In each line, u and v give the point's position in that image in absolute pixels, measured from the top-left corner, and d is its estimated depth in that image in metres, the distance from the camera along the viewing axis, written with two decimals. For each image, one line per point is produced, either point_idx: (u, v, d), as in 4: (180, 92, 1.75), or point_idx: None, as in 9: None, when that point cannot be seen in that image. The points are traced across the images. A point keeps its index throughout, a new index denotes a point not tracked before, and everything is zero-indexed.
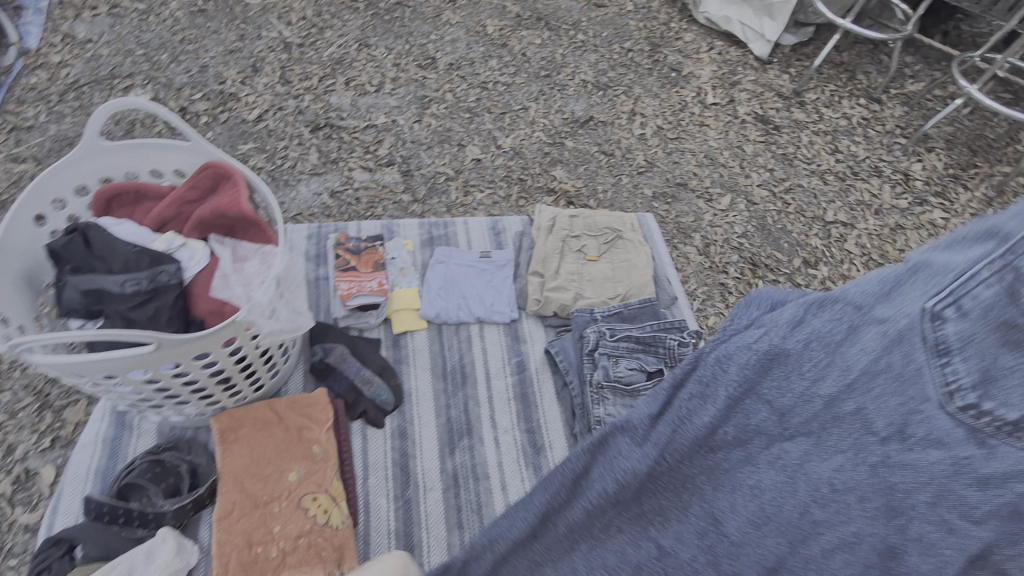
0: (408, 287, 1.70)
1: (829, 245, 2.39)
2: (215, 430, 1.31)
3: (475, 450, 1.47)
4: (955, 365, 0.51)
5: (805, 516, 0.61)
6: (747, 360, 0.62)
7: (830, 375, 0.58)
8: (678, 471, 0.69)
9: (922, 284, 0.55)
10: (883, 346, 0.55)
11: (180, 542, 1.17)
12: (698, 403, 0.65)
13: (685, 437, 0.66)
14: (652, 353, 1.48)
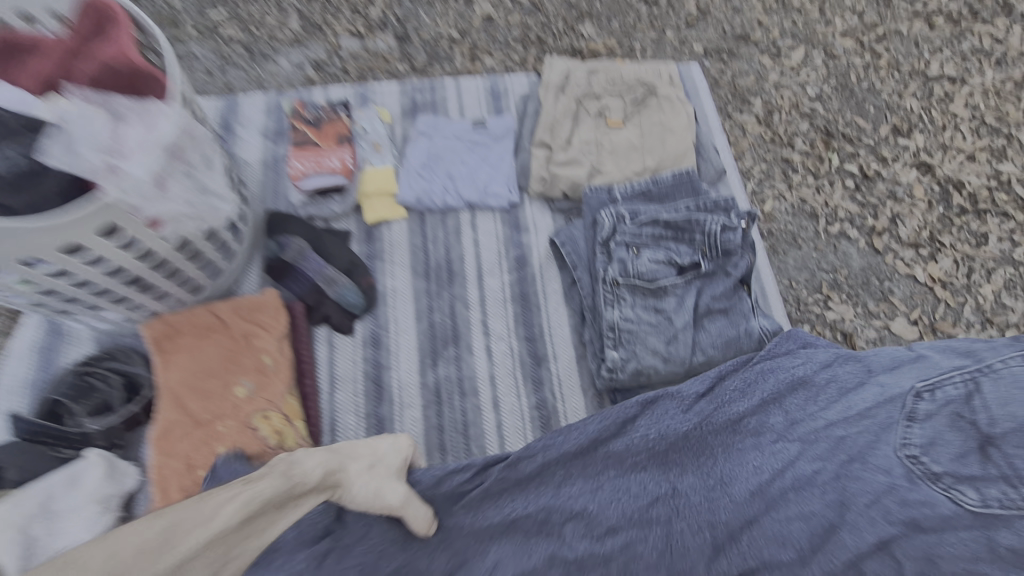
0: (382, 166, 1.37)
1: (929, 107, 1.93)
2: (148, 340, 1.12)
3: (463, 361, 1.23)
4: (914, 429, 0.64)
5: (781, 492, 0.69)
6: (777, 379, 0.79)
7: (820, 399, 0.73)
8: (705, 438, 0.75)
9: (918, 369, 0.68)
10: (842, 388, 0.72)
11: (111, 468, 1.05)
12: (736, 393, 0.80)
13: (720, 415, 0.78)
14: (685, 241, 1.13)
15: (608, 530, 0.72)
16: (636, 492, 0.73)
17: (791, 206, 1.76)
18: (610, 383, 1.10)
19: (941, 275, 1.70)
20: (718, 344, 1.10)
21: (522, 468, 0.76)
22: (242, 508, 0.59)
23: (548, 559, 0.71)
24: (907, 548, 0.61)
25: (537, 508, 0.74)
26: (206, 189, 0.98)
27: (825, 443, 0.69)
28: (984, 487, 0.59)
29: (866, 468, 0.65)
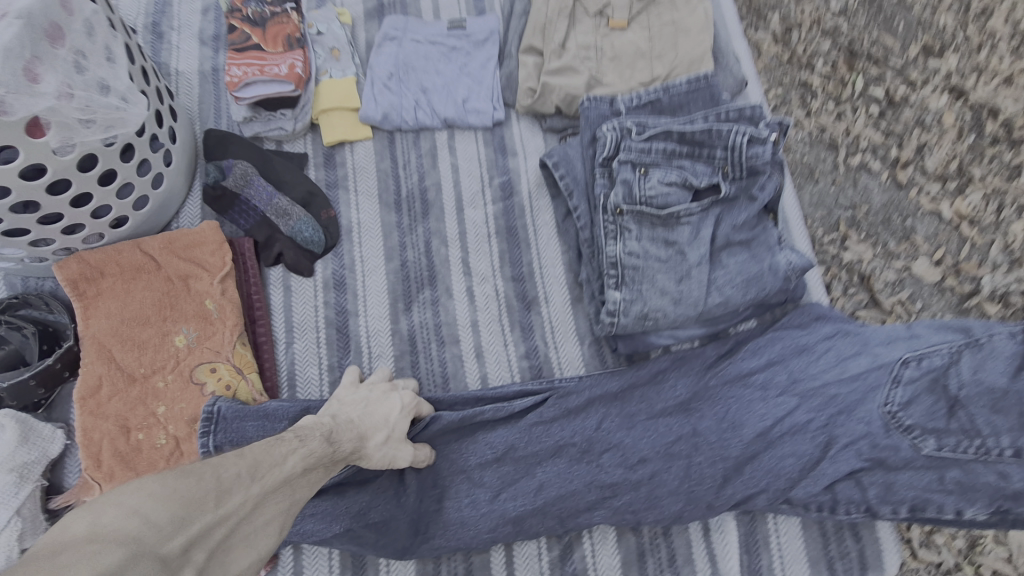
0: (342, 76, 1.16)
1: (962, 27, 1.53)
2: (63, 282, 0.94)
3: (441, 304, 1.06)
4: (897, 392, 0.85)
5: (778, 427, 0.89)
6: (783, 344, 0.94)
7: (821, 361, 0.91)
8: (717, 388, 0.93)
9: (904, 344, 0.88)
10: (840, 354, 0.91)
11: (25, 431, 0.89)
12: (748, 354, 0.94)
13: (733, 368, 0.94)
14: (701, 159, 0.95)
15: (640, 460, 0.90)
16: (663, 432, 0.91)
17: (807, 134, 1.50)
18: (611, 329, 0.94)
19: (970, 213, 1.42)
20: (737, 282, 0.93)
21: (567, 401, 0.93)
22: (303, 462, 0.68)
23: (588, 483, 0.90)
24: (871, 480, 0.87)
25: (583, 437, 0.91)
26: (106, 86, 0.79)
27: (820, 397, 0.89)
28: (940, 437, 0.83)
29: (851, 419, 0.87)
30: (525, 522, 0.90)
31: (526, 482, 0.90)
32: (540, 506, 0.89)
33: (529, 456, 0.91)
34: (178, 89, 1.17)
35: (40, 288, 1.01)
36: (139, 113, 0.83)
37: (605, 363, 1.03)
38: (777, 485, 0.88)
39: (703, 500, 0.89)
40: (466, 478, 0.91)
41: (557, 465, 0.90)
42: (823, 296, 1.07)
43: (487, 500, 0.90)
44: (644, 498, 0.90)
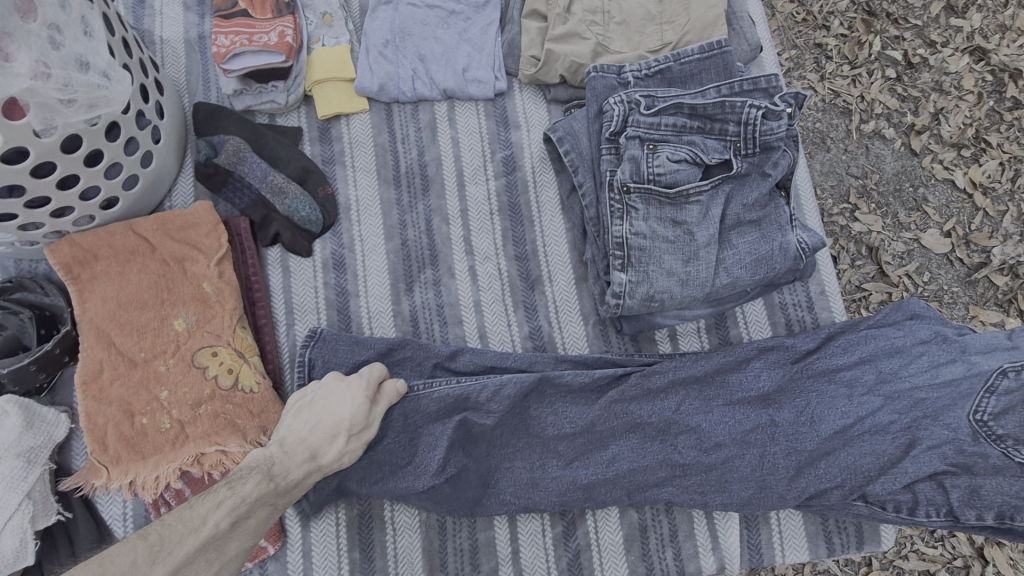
0: (336, 44, 1.10)
1: None
2: (56, 267, 0.92)
3: (443, 285, 1.05)
4: (991, 400, 0.84)
5: (860, 423, 0.89)
6: (878, 344, 0.92)
7: (914, 365, 0.89)
8: (802, 382, 0.92)
9: (1001, 354, 0.86)
10: (933, 360, 0.89)
11: (29, 416, 0.89)
12: (839, 350, 0.92)
13: (819, 363, 0.92)
14: (713, 134, 0.91)
15: (716, 445, 0.90)
16: (741, 419, 0.91)
17: (821, 100, 1.42)
18: (616, 311, 0.93)
19: (983, 180, 1.39)
20: (746, 263, 0.91)
21: (652, 380, 0.92)
22: (230, 518, 0.72)
23: (661, 460, 0.90)
24: (954, 483, 0.87)
25: (661, 418, 0.91)
26: (84, 62, 0.75)
27: (905, 401, 0.88)
28: None
29: (937, 424, 0.86)
30: (596, 490, 0.91)
31: (599, 453, 0.91)
32: (612, 476, 0.90)
33: (603, 431, 0.91)
34: (165, 59, 1.11)
35: (34, 271, 0.99)
36: (121, 89, 0.80)
37: (610, 344, 1.03)
38: (852, 481, 0.88)
39: (774, 490, 0.90)
40: (541, 443, 0.91)
41: (631, 440, 0.91)
42: (832, 274, 1.05)
43: (560, 467, 0.91)
44: (715, 480, 0.90)
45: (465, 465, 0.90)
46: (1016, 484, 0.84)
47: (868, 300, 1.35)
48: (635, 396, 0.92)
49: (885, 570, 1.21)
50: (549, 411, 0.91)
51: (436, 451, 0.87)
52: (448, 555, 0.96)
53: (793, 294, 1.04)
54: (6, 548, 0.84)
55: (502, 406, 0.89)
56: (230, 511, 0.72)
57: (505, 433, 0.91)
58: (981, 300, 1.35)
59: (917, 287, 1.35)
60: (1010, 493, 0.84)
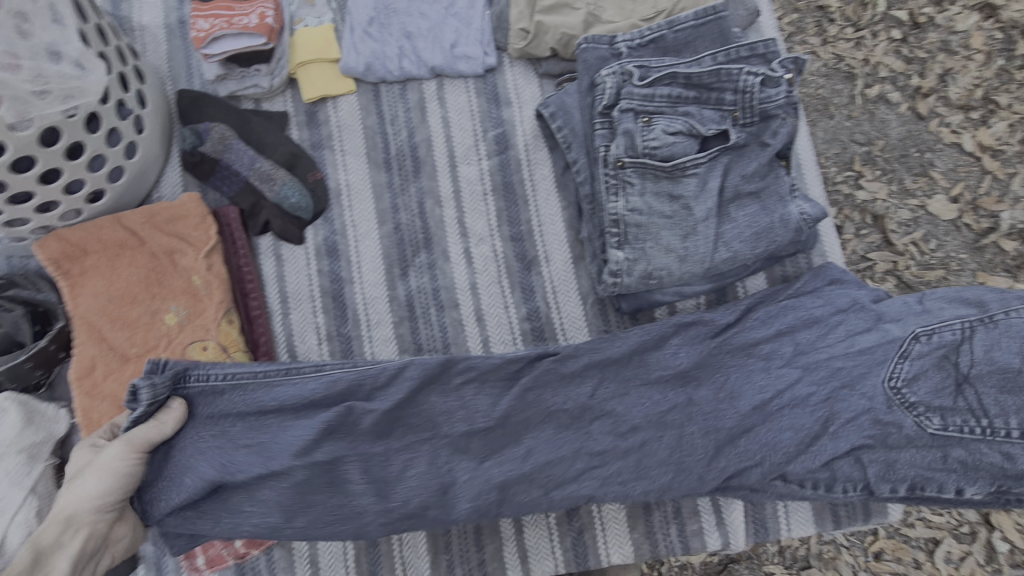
0: (318, 24, 1.07)
1: None
2: (45, 262, 0.91)
3: (438, 268, 1.03)
4: (904, 366, 0.83)
5: (775, 400, 0.85)
6: (796, 315, 0.89)
7: (830, 336, 0.87)
8: (718, 358, 0.89)
9: (915, 319, 0.85)
10: (852, 329, 0.86)
11: (28, 412, 0.89)
12: (758, 323, 0.90)
13: (739, 337, 0.89)
14: (710, 103, 0.88)
15: (632, 428, 0.86)
16: (656, 400, 0.87)
17: (823, 65, 1.37)
18: (614, 290, 0.90)
19: (992, 143, 1.35)
20: (746, 236, 0.88)
21: (567, 364, 0.88)
22: None
23: (575, 450, 0.86)
24: (870, 458, 0.83)
25: (576, 404, 0.87)
26: (55, 53, 0.75)
27: (823, 372, 0.85)
28: (946, 415, 0.80)
29: (854, 394, 0.83)
30: (511, 491, 0.84)
31: (512, 447, 0.85)
32: (527, 472, 0.84)
33: (518, 423, 0.86)
34: (145, 47, 1.08)
35: (27, 267, 0.98)
36: (97, 78, 0.79)
37: (609, 322, 1.02)
38: (771, 459, 0.84)
39: (693, 471, 0.85)
40: (448, 445, 0.84)
41: (546, 432, 0.86)
42: (836, 244, 1.03)
43: (472, 468, 0.84)
44: (632, 467, 0.85)
45: (343, 454, 0.82)
46: (928, 456, 0.81)
47: (873, 270, 1.32)
48: (549, 383, 0.87)
49: (892, 539, 1.22)
50: (458, 405, 0.85)
51: (309, 433, 0.80)
52: (452, 538, 0.96)
53: (796, 266, 1.02)
54: (13, 542, 0.83)
55: (405, 396, 0.84)
56: None
57: (407, 434, 0.84)
58: (989, 266, 1.32)
59: (924, 255, 1.32)
60: (921, 466, 0.81)
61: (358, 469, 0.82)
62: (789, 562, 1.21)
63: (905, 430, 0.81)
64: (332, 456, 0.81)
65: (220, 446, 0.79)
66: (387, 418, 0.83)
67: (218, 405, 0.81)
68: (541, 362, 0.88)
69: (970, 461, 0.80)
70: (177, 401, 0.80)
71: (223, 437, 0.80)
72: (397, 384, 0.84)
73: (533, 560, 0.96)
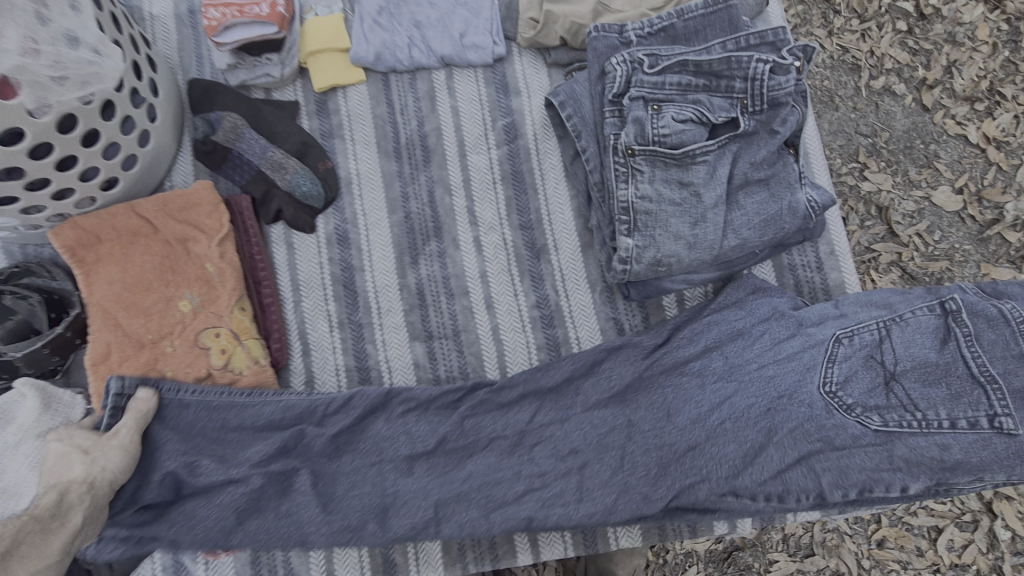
0: (329, 13, 1.07)
1: None
2: (60, 249, 0.92)
3: (448, 257, 1.04)
4: (835, 369, 0.85)
5: (716, 415, 0.87)
6: (719, 329, 0.92)
7: (756, 346, 0.89)
8: (652, 378, 0.91)
9: (832, 323, 0.89)
10: (774, 337, 0.89)
11: (45, 397, 0.90)
12: (684, 341, 0.92)
13: (669, 356, 0.92)
14: (720, 91, 0.89)
15: (572, 451, 0.88)
16: (596, 424, 0.89)
17: (829, 56, 1.38)
18: (623, 277, 0.91)
19: (997, 135, 1.35)
20: (755, 224, 0.89)
21: (502, 394, 0.92)
22: None
23: (518, 472, 0.87)
24: (822, 465, 0.83)
25: (514, 431, 0.89)
26: (74, 38, 0.75)
27: (756, 382, 0.87)
28: (885, 413, 0.83)
29: (793, 403, 0.85)
30: (447, 510, 0.86)
31: (454, 470, 0.87)
32: (465, 492, 0.86)
33: (455, 448, 0.89)
34: (156, 36, 1.09)
35: (41, 255, 0.99)
36: (113, 65, 0.80)
37: (617, 310, 1.03)
38: (717, 473, 0.85)
39: (637, 491, 0.86)
40: (393, 467, 0.87)
41: (488, 457, 0.88)
42: (842, 232, 1.04)
43: (416, 488, 0.86)
44: (574, 488, 0.86)
45: (296, 466, 0.86)
46: (874, 457, 0.83)
47: (878, 261, 1.32)
48: (486, 410, 0.91)
49: (895, 527, 1.23)
50: (401, 431, 0.89)
51: (267, 446, 0.85)
52: None
53: (803, 255, 1.03)
54: None
55: (355, 420, 0.89)
56: None
57: (355, 459, 0.87)
58: (993, 257, 1.33)
59: (928, 246, 1.32)
60: (869, 466, 0.82)
61: (308, 481, 0.86)
62: (792, 549, 1.22)
63: (851, 431, 0.83)
64: (287, 468, 0.86)
65: (183, 442, 0.86)
66: (336, 441, 0.88)
67: (178, 399, 0.87)
68: (476, 392, 0.92)
69: (912, 457, 0.82)
70: (145, 391, 0.86)
71: (185, 431, 0.86)
72: (346, 410, 0.89)
73: (542, 544, 0.98)
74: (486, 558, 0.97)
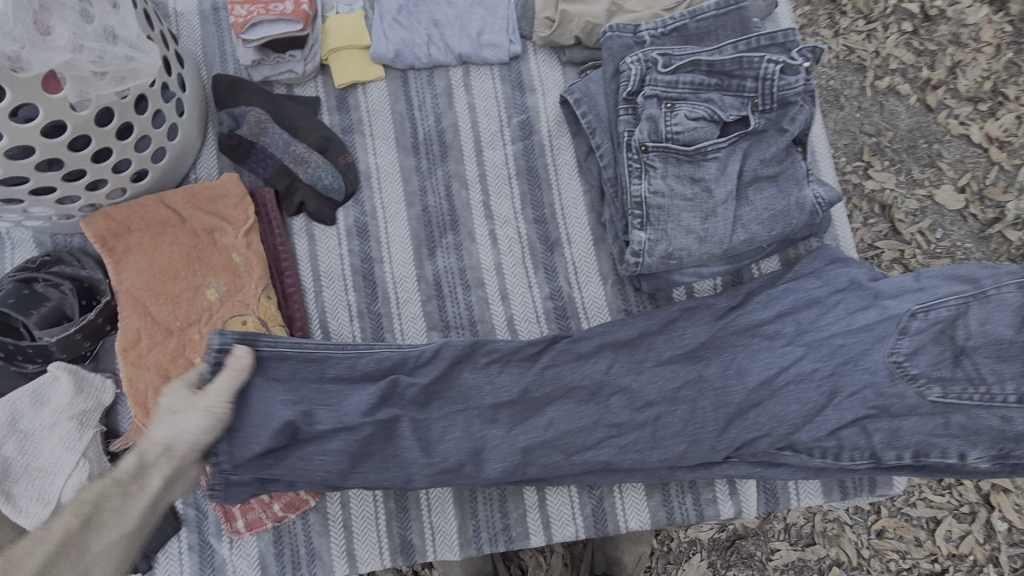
0: (349, 11, 1.10)
1: None
2: (92, 239, 0.95)
3: (464, 249, 1.07)
4: (906, 341, 0.89)
5: (785, 374, 0.90)
6: (796, 296, 0.93)
7: (831, 315, 0.91)
8: (726, 338, 0.93)
9: (912, 296, 0.91)
10: (849, 307, 0.91)
11: (78, 381, 0.94)
12: (760, 305, 0.94)
13: (743, 317, 0.94)
14: (731, 91, 0.92)
15: (646, 403, 0.91)
16: (670, 377, 0.92)
17: (835, 57, 1.41)
18: (635, 269, 0.95)
19: (999, 135, 1.38)
20: (764, 219, 0.92)
21: (581, 345, 0.94)
22: (78, 517, 0.74)
23: (596, 421, 0.90)
24: (875, 426, 0.90)
25: (593, 380, 0.92)
26: (113, 35, 0.78)
27: (826, 348, 0.90)
28: (947, 385, 0.88)
29: (857, 369, 0.89)
30: (534, 454, 0.89)
31: (535, 418, 0.90)
32: (549, 439, 0.89)
33: (538, 397, 0.91)
34: (181, 32, 1.12)
35: (70, 244, 1.03)
36: (150, 61, 0.82)
37: (628, 302, 1.06)
38: (779, 430, 0.90)
39: (705, 442, 0.91)
40: (479, 414, 0.89)
41: (567, 405, 0.91)
42: (847, 228, 1.07)
43: (501, 435, 0.89)
44: (649, 438, 0.90)
45: (397, 415, 0.87)
46: (930, 422, 0.89)
47: (880, 257, 1.36)
48: (565, 361, 0.93)
49: (894, 518, 1.26)
50: (487, 381, 0.91)
51: (368, 396, 0.86)
52: (478, 504, 1.01)
53: (809, 250, 1.06)
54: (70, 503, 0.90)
55: (443, 371, 0.90)
56: (77, 513, 0.74)
57: (444, 406, 0.89)
58: (994, 255, 1.36)
59: (930, 244, 1.35)
60: (924, 432, 0.89)
61: (409, 429, 0.87)
62: (794, 538, 1.26)
63: (907, 400, 0.89)
64: (390, 417, 0.86)
65: (291, 393, 0.84)
66: (425, 392, 0.89)
67: (276, 351, 0.85)
68: (557, 343, 0.94)
69: (969, 426, 0.88)
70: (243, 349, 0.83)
71: (289, 381, 0.85)
72: (436, 363, 0.90)
73: (554, 526, 1.01)
74: (500, 539, 1.01)
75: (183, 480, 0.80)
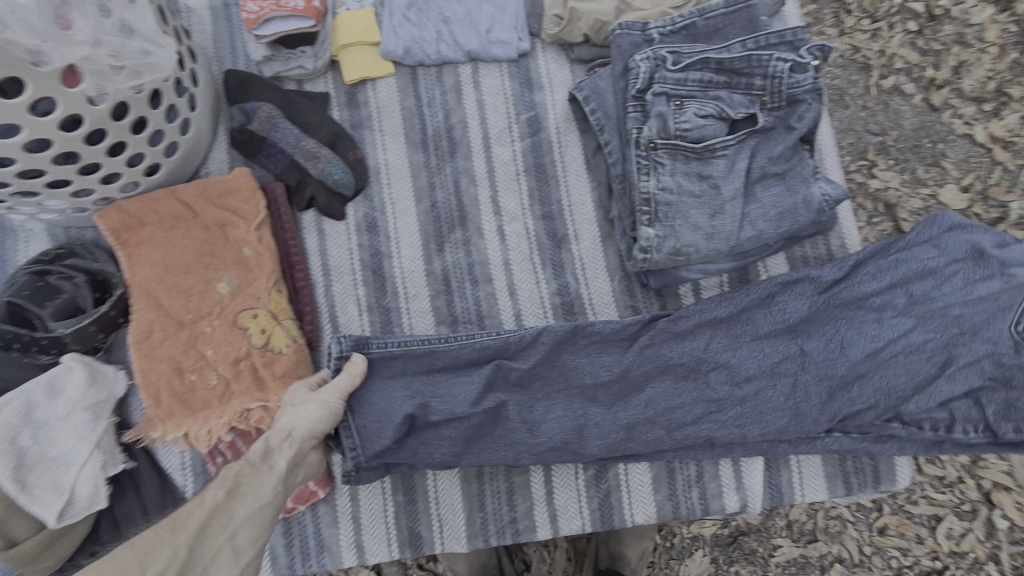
0: (359, 8, 1.11)
1: None
2: (106, 232, 0.96)
3: (473, 245, 1.08)
4: None
5: (891, 347, 0.91)
6: (908, 267, 0.92)
7: (947, 286, 0.91)
8: (832, 309, 0.93)
9: None
10: (966, 278, 0.91)
11: (92, 372, 0.95)
12: (869, 276, 0.92)
13: (850, 289, 0.92)
14: (740, 88, 0.92)
15: (746, 378, 0.92)
16: (769, 352, 0.92)
17: (840, 56, 1.42)
18: (643, 266, 0.95)
19: (1004, 135, 1.38)
20: (771, 216, 0.93)
21: (681, 321, 0.94)
22: (224, 489, 0.78)
23: (696, 397, 0.92)
24: (989, 398, 0.91)
25: (692, 357, 0.93)
26: (129, 29, 0.79)
27: (938, 320, 0.90)
28: None
29: (975, 340, 0.90)
30: (636, 430, 0.92)
31: (636, 395, 0.93)
32: (651, 415, 0.92)
33: (638, 374, 0.93)
34: (191, 28, 1.13)
35: (82, 237, 1.04)
36: (165, 55, 0.83)
37: (635, 299, 1.07)
38: (885, 402, 0.91)
39: (808, 415, 0.92)
40: (580, 393, 0.93)
41: (665, 381, 0.93)
42: (852, 227, 1.08)
43: (603, 412, 0.93)
44: (750, 411, 0.92)
45: (504, 400, 0.92)
46: None
47: None
48: (664, 340, 0.94)
49: (896, 515, 1.28)
50: (586, 360, 0.94)
51: (472, 386, 0.91)
52: (486, 497, 1.02)
53: (814, 247, 1.07)
54: (82, 493, 0.91)
55: (545, 353, 0.93)
56: (221, 486, 0.78)
57: (546, 385, 0.93)
58: None
59: None
60: None
61: (515, 411, 0.92)
62: (796, 535, 1.27)
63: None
64: (497, 403, 0.91)
65: (406, 389, 0.91)
66: (527, 374, 0.93)
67: (385, 351, 0.92)
68: (657, 322, 0.95)
69: None
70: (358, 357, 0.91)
71: (400, 378, 0.92)
72: (539, 345, 0.93)
73: (562, 519, 1.02)
74: (507, 532, 1.02)
75: (306, 467, 0.89)
